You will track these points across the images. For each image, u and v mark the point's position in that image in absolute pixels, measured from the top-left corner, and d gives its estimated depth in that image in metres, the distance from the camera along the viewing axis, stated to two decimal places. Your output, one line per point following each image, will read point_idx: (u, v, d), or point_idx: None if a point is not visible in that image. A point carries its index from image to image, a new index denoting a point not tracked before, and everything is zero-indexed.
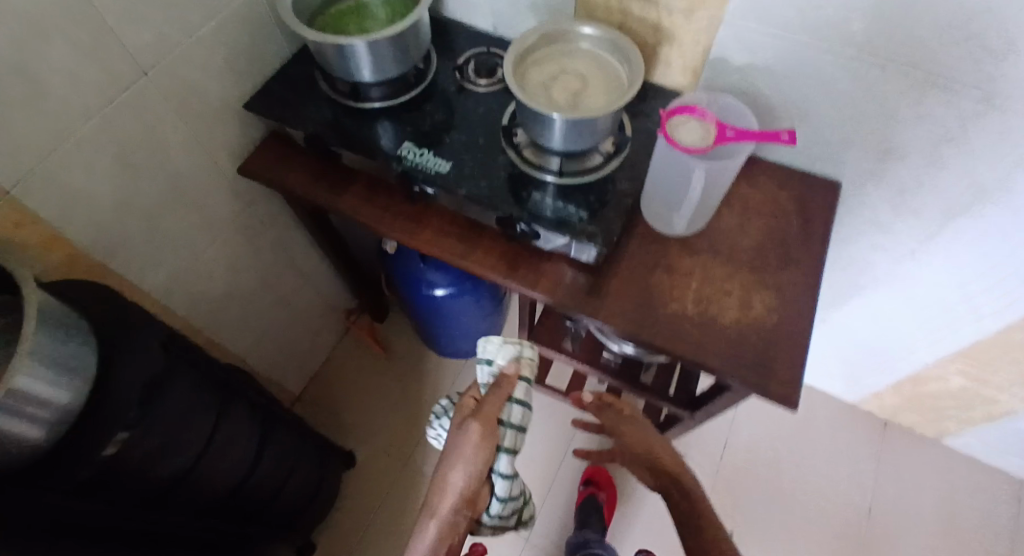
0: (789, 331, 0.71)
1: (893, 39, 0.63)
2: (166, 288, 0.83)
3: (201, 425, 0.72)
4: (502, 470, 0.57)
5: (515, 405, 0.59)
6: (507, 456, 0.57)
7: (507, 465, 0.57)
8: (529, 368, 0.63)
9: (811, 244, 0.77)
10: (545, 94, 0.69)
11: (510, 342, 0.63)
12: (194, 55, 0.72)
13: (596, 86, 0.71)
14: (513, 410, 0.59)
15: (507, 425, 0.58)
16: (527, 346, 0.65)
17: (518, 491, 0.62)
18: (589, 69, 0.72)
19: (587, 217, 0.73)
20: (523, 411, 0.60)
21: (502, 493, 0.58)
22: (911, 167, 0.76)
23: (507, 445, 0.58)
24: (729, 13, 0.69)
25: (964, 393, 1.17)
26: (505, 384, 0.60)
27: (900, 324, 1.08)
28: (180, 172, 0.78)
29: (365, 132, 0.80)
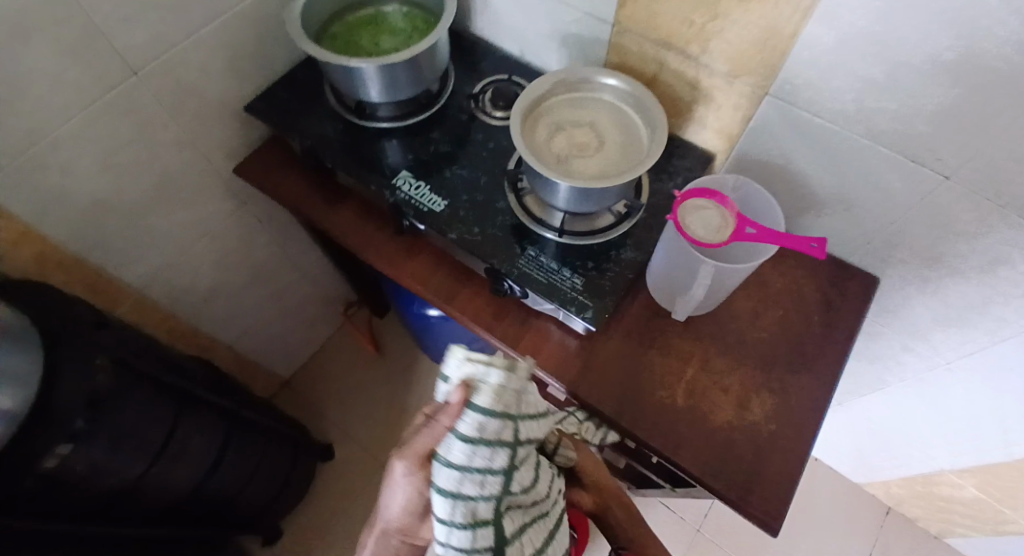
0: (785, 446, 0.63)
1: (955, 140, 0.54)
2: (146, 280, 0.84)
3: (151, 434, 0.69)
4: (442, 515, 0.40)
5: (456, 441, 0.41)
6: (450, 500, 0.40)
7: (448, 509, 0.40)
8: (492, 398, 0.41)
9: (829, 347, 0.69)
10: (550, 142, 0.65)
11: (473, 359, 0.43)
12: (191, 56, 0.70)
13: (610, 140, 0.66)
14: (450, 446, 0.40)
15: (439, 462, 0.41)
16: (505, 360, 0.43)
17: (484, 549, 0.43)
18: (607, 121, 0.67)
19: (581, 286, 0.67)
20: (466, 455, 0.40)
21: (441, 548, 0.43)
22: (958, 273, 0.67)
23: (444, 487, 0.40)
24: (775, 84, 0.62)
25: (977, 504, 1.06)
26: (446, 414, 0.42)
27: (916, 421, 0.99)
28: (167, 170, 0.77)
29: (364, 154, 0.75)
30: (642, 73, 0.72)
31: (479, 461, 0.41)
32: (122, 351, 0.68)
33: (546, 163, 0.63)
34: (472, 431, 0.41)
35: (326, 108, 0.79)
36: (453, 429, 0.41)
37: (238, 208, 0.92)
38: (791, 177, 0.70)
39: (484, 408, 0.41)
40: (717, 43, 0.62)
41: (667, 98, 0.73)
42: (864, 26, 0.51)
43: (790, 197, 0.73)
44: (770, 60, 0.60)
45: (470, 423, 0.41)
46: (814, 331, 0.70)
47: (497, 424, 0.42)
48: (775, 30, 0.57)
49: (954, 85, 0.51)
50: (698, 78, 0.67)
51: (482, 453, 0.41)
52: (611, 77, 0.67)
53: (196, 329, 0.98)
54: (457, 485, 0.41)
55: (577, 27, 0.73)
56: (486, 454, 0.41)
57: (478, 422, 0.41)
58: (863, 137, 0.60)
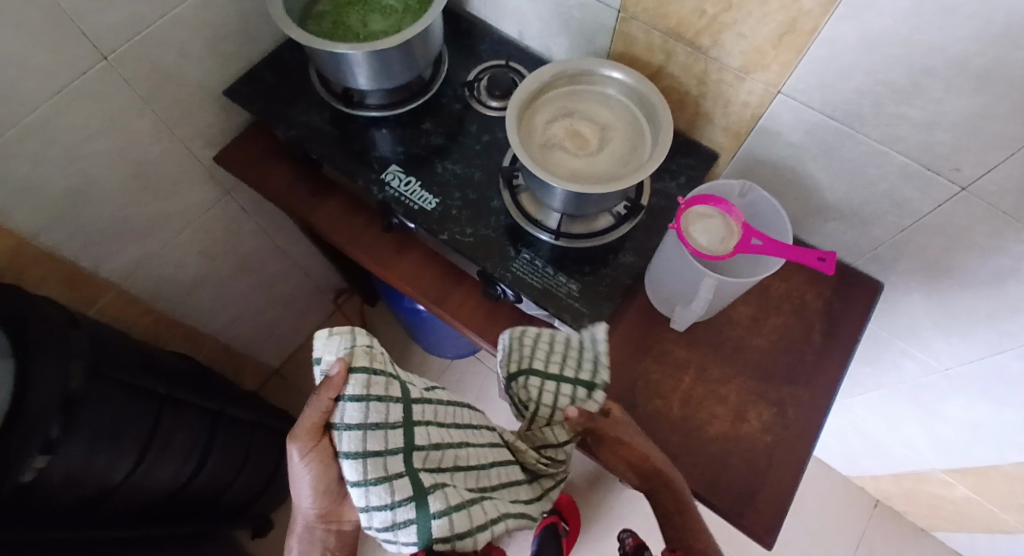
0: (782, 458, 0.62)
1: (978, 150, 0.51)
2: (127, 272, 0.82)
3: (132, 437, 0.68)
4: (352, 479, 0.44)
5: (348, 403, 0.45)
6: (357, 459, 0.44)
7: (358, 470, 0.44)
8: (365, 359, 0.48)
9: (831, 358, 0.67)
10: (548, 139, 0.62)
11: (337, 335, 0.49)
12: (166, 37, 0.65)
13: (611, 140, 0.62)
14: (343, 411, 0.45)
15: (336, 427, 0.45)
16: (361, 333, 0.50)
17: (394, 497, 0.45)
18: (609, 118, 0.64)
19: (577, 291, 0.64)
20: (360, 408, 0.45)
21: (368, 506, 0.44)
22: (968, 284, 0.64)
23: (349, 449, 0.44)
24: (789, 83, 0.58)
25: (965, 503, 1.07)
26: (325, 390, 0.45)
27: (912, 423, 0.98)
28: (143, 158, 0.73)
29: (351, 145, 0.72)
30: (648, 64, 0.68)
31: (372, 417, 0.46)
32: (96, 352, 0.65)
33: (542, 163, 0.60)
34: (359, 389, 0.46)
35: (311, 95, 0.75)
36: (342, 396, 0.45)
37: (222, 197, 0.89)
38: (800, 179, 0.66)
39: (361, 367, 0.47)
40: (729, 37, 0.58)
41: (673, 91, 0.69)
42: (890, 26, 0.47)
43: (798, 199, 0.70)
44: (786, 57, 0.56)
45: (353, 386, 0.46)
46: (815, 339, 0.68)
47: (375, 380, 0.48)
48: (793, 24, 0.52)
49: (983, 92, 0.47)
50: (707, 71, 0.63)
51: (374, 408, 0.46)
52: (616, 70, 0.62)
53: (180, 319, 0.96)
54: (358, 436, 0.45)
55: (579, 12, 0.69)
56: (376, 408, 0.46)
57: (359, 382, 0.46)
58: (878, 142, 0.57)
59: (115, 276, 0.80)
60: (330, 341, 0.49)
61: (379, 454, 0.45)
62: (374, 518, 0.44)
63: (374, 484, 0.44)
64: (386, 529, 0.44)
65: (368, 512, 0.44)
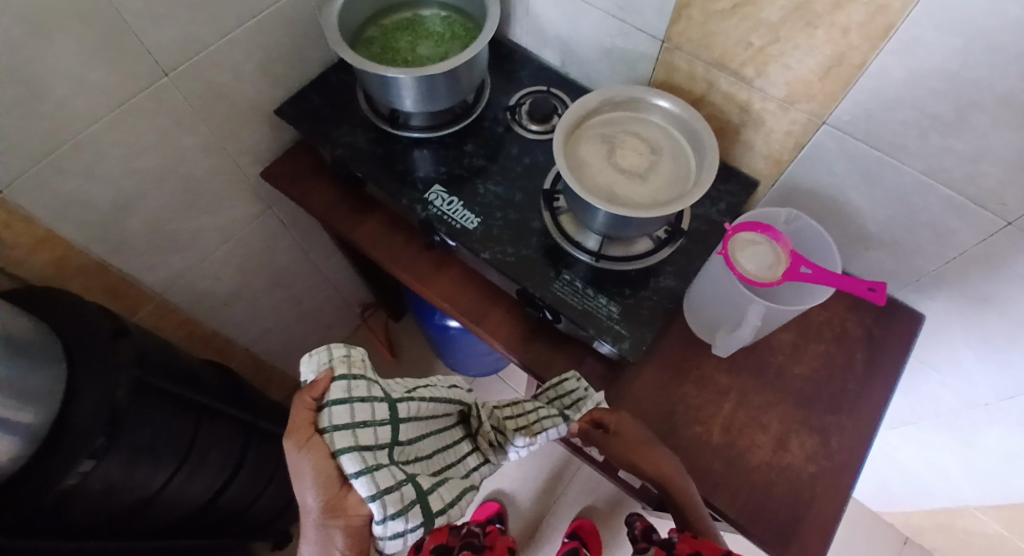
0: (826, 489, 0.61)
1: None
2: (167, 283, 0.83)
3: (171, 446, 0.69)
4: (352, 471, 0.45)
5: (335, 405, 0.48)
6: (352, 452, 0.46)
7: (357, 461, 0.46)
8: (345, 366, 0.50)
9: (874, 389, 0.66)
10: (589, 160, 0.63)
11: (315, 352, 0.51)
12: (223, 58, 0.68)
13: (654, 165, 0.63)
14: (331, 413, 0.47)
15: (327, 430, 0.47)
16: (338, 346, 0.52)
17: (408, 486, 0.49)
18: (654, 146, 0.65)
19: (617, 313, 0.64)
20: (347, 407, 0.48)
21: (375, 490, 0.46)
22: (1012, 318, 0.64)
23: (344, 443, 0.46)
24: (834, 114, 0.58)
25: (1000, 541, 1.04)
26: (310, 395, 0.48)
27: (946, 456, 0.96)
28: (194, 173, 0.76)
29: (396, 165, 0.73)
30: (689, 92, 0.69)
31: (359, 415, 0.48)
32: (142, 361, 0.66)
33: (581, 181, 0.61)
34: (343, 392, 0.49)
35: (357, 115, 0.77)
36: (329, 397, 0.48)
37: (263, 212, 0.91)
38: (842, 207, 0.67)
39: (344, 375, 0.50)
40: (774, 68, 0.59)
41: (714, 118, 0.70)
42: (940, 62, 0.48)
43: (838, 228, 0.70)
44: (832, 89, 0.57)
45: (336, 390, 0.49)
46: (858, 370, 0.68)
47: (357, 384, 0.50)
48: (840, 58, 0.54)
49: None
50: (749, 101, 0.64)
51: (360, 408, 0.49)
52: (662, 98, 0.65)
53: (215, 331, 0.97)
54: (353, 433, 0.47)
55: (622, 41, 0.70)
56: (363, 407, 0.49)
57: (344, 386, 0.49)
58: (925, 174, 0.57)
59: (156, 287, 0.82)
60: (314, 359, 0.51)
61: (369, 448, 0.47)
62: (387, 508, 0.46)
63: (374, 471, 0.46)
64: (396, 516, 0.47)
65: (379, 499, 0.46)
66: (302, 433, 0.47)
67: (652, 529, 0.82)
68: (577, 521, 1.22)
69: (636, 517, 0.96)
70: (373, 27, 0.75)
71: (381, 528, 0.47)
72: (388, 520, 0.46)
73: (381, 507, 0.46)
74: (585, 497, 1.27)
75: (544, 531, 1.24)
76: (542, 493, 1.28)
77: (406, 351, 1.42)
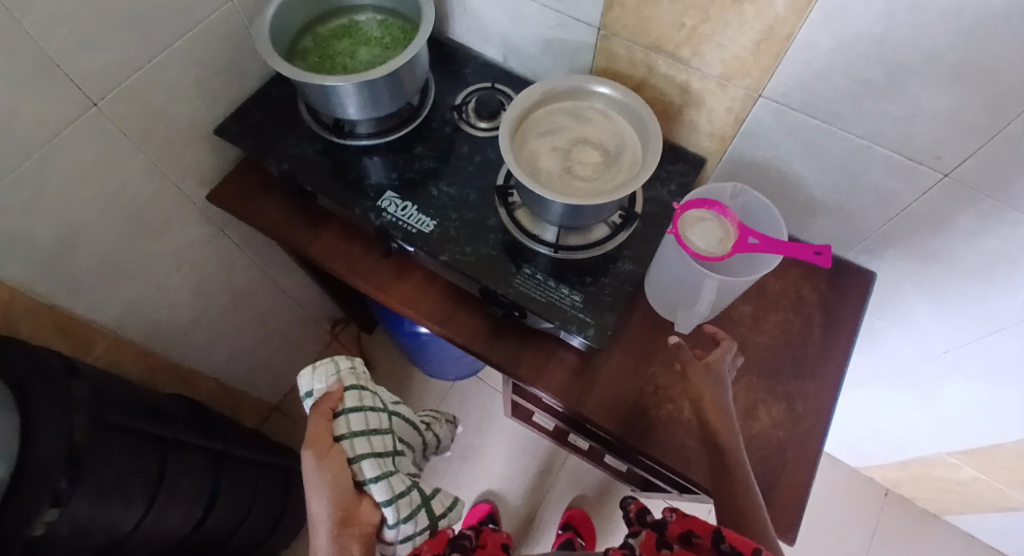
0: (796, 452, 0.63)
1: (955, 137, 0.53)
2: (122, 316, 0.81)
3: (140, 483, 0.67)
4: (371, 475, 0.56)
5: (350, 413, 0.59)
6: (369, 458, 0.57)
7: (373, 467, 0.57)
8: (353, 377, 0.62)
9: (833, 352, 0.68)
10: (564, 119, 0.66)
11: (320, 368, 0.62)
12: (156, 80, 0.66)
13: (567, 172, 0.63)
14: (349, 420, 0.58)
15: (346, 435, 0.57)
16: (343, 359, 0.63)
17: (406, 489, 0.59)
18: (597, 171, 0.63)
19: (580, 302, 0.65)
20: (360, 417, 0.59)
21: (383, 496, 0.56)
22: (955, 267, 0.67)
23: (362, 451, 0.57)
24: (769, 87, 0.60)
25: (972, 483, 1.08)
26: (329, 404, 0.59)
27: (911, 407, 1.00)
28: (138, 201, 0.73)
29: (345, 174, 0.72)
30: (631, 78, 0.70)
31: (370, 424, 0.60)
32: (99, 399, 0.65)
33: (535, 116, 0.66)
34: (355, 402, 0.60)
35: (302, 127, 0.76)
36: (344, 406, 0.59)
37: (215, 235, 0.89)
38: (787, 177, 0.69)
39: (353, 385, 0.62)
40: (709, 47, 0.60)
41: (657, 101, 0.71)
42: (863, 28, 0.50)
43: (786, 198, 0.72)
44: (765, 63, 0.58)
45: (349, 400, 0.60)
46: (817, 334, 0.69)
47: (364, 394, 0.62)
48: (769, 32, 0.55)
49: (957, 85, 0.49)
50: (689, 81, 0.65)
51: (370, 416, 0.61)
52: (603, 85, 0.65)
53: (177, 361, 0.95)
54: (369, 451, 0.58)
55: (561, 32, 0.71)
56: (372, 416, 0.61)
57: (356, 395, 0.61)
58: (861, 138, 0.59)
59: (110, 322, 0.80)
60: (319, 372, 0.62)
61: (381, 455, 0.59)
62: (399, 511, 0.57)
63: (389, 476, 0.57)
64: (405, 519, 0.58)
65: (393, 503, 0.57)
66: (322, 443, 0.56)
67: (646, 514, 0.66)
68: (568, 512, 1.23)
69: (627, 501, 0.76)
70: (308, 37, 0.74)
71: (393, 530, 0.58)
72: (400, 522, 0.58)
73: (394, 510, 0.57)
74: (574, 488, 1.28)
75: (537, 525, 1.25)
76: (531, 488, 1.28)
77: (381, 362, 1.41)
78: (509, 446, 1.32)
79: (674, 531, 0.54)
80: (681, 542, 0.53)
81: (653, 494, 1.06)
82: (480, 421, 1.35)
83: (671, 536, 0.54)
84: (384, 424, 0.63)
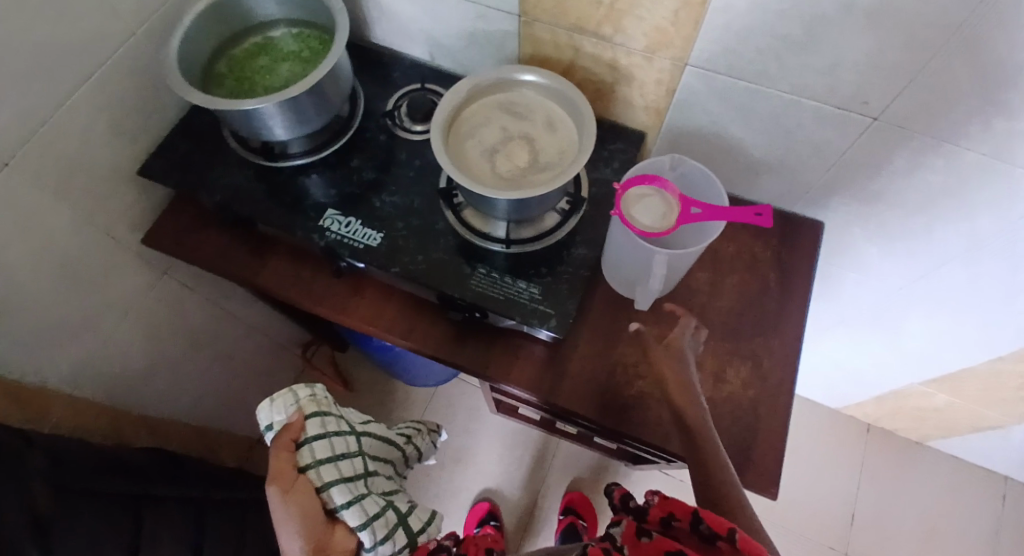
0: (768, 408, 0.64)
1: (880, 81, 0.54)
2: (72, 377, 0.77)
3: (117, 543, 0.64)
4: (342, 501, 0.55)
5: (314, 442, 0.57)
6: (339, 484, 0.56)
7: (344, 493, 0.56)
8: (314, 405, 0.60)
9: (791, 305, 0.69)
10: (540, 114, 0.65)
11: (277, 400, 0.60)
12: (67, 129, 0.62)
13: (483, 152, 0.63)
14: (313, 449, 0.57)
15: (312, 464, 0.56)
16: (302, 387, 0.61)
17: (380, 510, 0.59)
18: (513, 165, 0.62)
19: (539, 294, 0.64)
20: (325, 445, 0.58)
21: (357, 521, 0.56)
22: (899, 207, 0.69)
23: (331, 478, 0.56)
24: (694, 54, 0.60)
25: (947, 408, 1.12)
26: (290, 436, 0.57)
27: (879, 344, 1.03)
28: (69, 256, 0.70)
29: (283, 197, 0.70)
30: (559, 61, 0.69)
31: (337, 449, 0.59)
32: (57, 468, 0.61)
33: (520, 103, 0.66)
34: (319, 429, 0.59)
35: (230, 156, 0.73)
36: (306, 435, 0.57)
37: (158, 278, 0.85)
38: (725, 140, 0.69)
39: (315, 413, 0.60)
40: (630, 22, 0.59)
41: (589, 82, 0.70)
42: None
43: (727, 161, 0.72)
44: (686, 31, 0.57)
45: (312, 427, 0.58)
46: (773, 289, 0.70)
47: (327, 420, 0.60)
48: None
49: (873, 30, 0.50)
50: (616, 58, 0.65)
51: (336, 442, 0.59)
52: (528, 73, 0.64)
53: (142, 412, 0.92)
54: (339, 477, 0.56)
55: (482, 23, 0.69)
56: (338, 441, 0.59)
57: (319, 422, 0.59)
58: (789, 94, 0.59)
59: (64, 385, 0.76)
60: (277, 404, 0.60)
61: (352, 479, 0.58)
62: (375, 533, 0.57)
63: (361, 500, 0.57)
64: (382, 540, 0.58)
65: (367, 527, 0.56)
66: (285, 477, 0.54)
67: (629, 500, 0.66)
68: (567, 496, 1.24)
69: (614, 488, 0.78)
70: (221, 61, 0.70)
71: (370, 554, 0.57)
72: (376, 544, 0.57)
73: (369, 533, 0.57)
74: (569, 472, 1.29)
75: (538, 514, 1.25)
76: (528, 479, 1.29)
77: (359, 378, 1.39)
78: (501, 441, 1.32)
79: (655, 517, 0.55)
80: (662, 527, 0.53)
81: (645, 467, 1.07)
82: (467, 421, 1.34)
83: (653, 523, 0.54)
84: (352, 446, 0.62)
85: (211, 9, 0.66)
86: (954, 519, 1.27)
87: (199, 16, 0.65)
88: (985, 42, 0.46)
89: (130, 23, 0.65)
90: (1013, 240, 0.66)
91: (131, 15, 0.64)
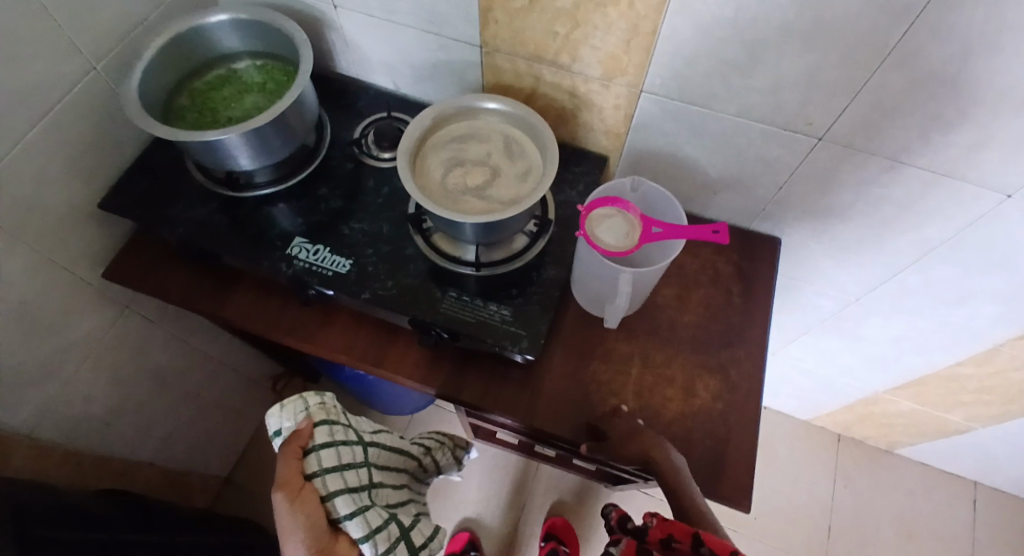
0: (738, 419, 0.65)
1: (820, 102, 0.57)
2: (30, 421, 0.74)
3: None
4: (345, 512, 0.53)
5: (321, 450, 0.55)
6: (343, 494, 0.54)
7: (348, 503, 0.54)
8: (322, 413, 0.59)
9: (755, 318, 0.71)
10: (513, 145, 0.66)
11: (287, 405, 0.58)
12: (22, 165, 0.61)
13: (450, 151, 0.66)
14: (319, 457, 0.55)
15: (318, 473, 0.54)
16: (312, 395, 0.60)
17: (383, 522, 0.57)
18: (457, 179, 0.64)
19: (511, 316, 0.65)
20: (332, 453, 0.56)
21: (359, 534, 0.53)
22: (850, 220, 0.72)
23: (335, 488, 0.54)
24: (648, 81, 0.62)
25: (913, 413, 1.16)
26: (299, 443, 0.55)
27: (841, 353, 1.06)
28: (26, 296, 0.68)
29: (250, 228, 0.69)
30: (521, 89, 0.72)
31: (342, 458, 0.57)
32: (16, 516, 0.58)
33: (523, 148, 0.66)
34: (326, 437, 0.57)
35: (194, 188, 0.72)
36: (314, 442, 0.55)
37: (120, 314, 0.83)
38: (684, 161, 0.72)
39: (324, 421, 0.58)
40: (585, 51, 0.62)
41: (550, 108, 0.73)
42: (719, 14, 0.53)
43: (686, 181, 0.75)
44: (639, 59, 0.60)
45: (320, 435, 0.57)
46: (737, 304, 0.72)
47: (335, 428, 0.59)
48: (636, 30, 0.57)
49: (810, 56, 0.53)
50: (575, 85, 0.67)
51: (343, 451, 0.58)
52: (491, 101, 0.66)
53: (102, 456, 0.88)
54: (344, 488, 0.54)
55: (444, 53, 0.71)
56: (344, 450, 0.58)
57: (326, 430, 0.57)
58: (739, 116, 0.62)
59: (21, 430, 0.73)
60: (286, 411, 0.59)
61: (356, 490, 0.56)
62: (377, 546, 0.55)
63: (364, 511, 0.55)
64: (385, 554, 0.56)
65: (370, 540, 0.54)
66: (293, 483, 0.52)
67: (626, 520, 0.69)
68: (549, 521, 1.22)
69: (611, 509, 0.78)
70: (183, 94, 0.70)
71: None
72: None
73: (371, 546, 0.54)
74: (551, 495, 1.28)
75: (520, 542, 1.23)
76: (509, 505, 1.27)
77: None
78: (480, 467, 1.30)
79: (656, 537, 0.56)
80: (661, 548, 0.55)
81: (625, 487, 1.07)
82: None
83: (653, 543, 0.56)
84: (358, 456, 0.60)
85: (172, 44, 0.66)
86: (927, 521, 1.30)
87: (159, 50, 0.65)
88: (918, 58, 0.50)
89: (89, 58, 0.65)
90: (958, 248, 0.70)
91: (91, 51, 0.64)
